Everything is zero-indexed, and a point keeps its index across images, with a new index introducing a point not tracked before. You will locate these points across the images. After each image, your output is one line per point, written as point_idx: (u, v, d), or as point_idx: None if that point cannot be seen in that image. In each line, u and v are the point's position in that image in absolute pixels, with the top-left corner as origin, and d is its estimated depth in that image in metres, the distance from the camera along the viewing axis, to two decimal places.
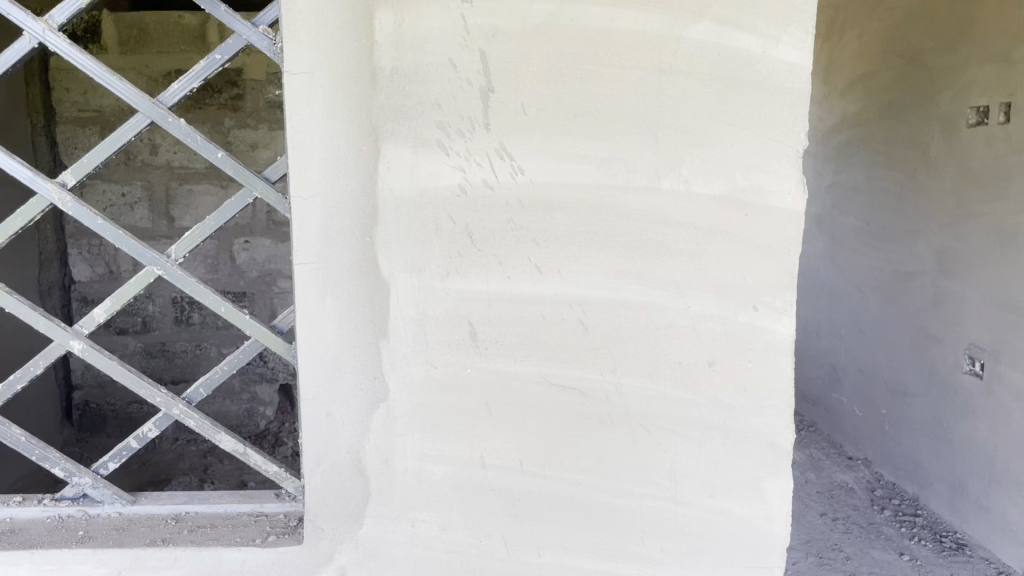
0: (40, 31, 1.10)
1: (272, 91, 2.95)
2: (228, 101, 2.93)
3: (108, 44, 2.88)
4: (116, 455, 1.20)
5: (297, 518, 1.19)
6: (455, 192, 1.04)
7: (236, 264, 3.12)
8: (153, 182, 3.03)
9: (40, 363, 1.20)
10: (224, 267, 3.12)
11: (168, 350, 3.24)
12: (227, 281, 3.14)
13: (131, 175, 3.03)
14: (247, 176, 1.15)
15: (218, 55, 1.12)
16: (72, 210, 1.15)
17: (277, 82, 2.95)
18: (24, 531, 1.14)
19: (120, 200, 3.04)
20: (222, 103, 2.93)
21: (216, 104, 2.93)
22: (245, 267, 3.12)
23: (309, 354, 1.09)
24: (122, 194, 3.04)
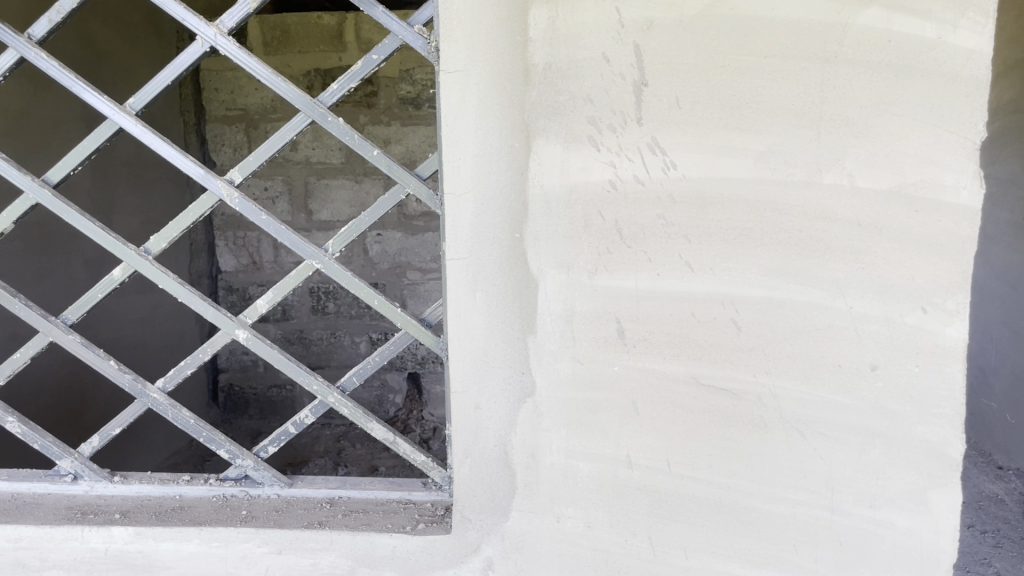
0: (213, 36, 1.15)
1: (405, 88, 3.02)
2: (364, 98, 3.03)
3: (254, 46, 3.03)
4: (275, 439, 1.25)
5: (444, 507, 1.20)
6: (605, 187, 1.03)
7: (369, 256, 3.23)
8: (292, 177, 3.18)
9: (208, 349, 1.26)
10: (358, 259, 3.23)
11: (305, 337, 3.39)
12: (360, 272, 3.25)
13: (273, 171, 3.17)
14: (400, 172, 1.17)
15: (375, 55, 1.14)
16: (239, 207, 1.21)
17: (408, 79, 3.02)
18: (192, 508, 1.20)
19: (263, 194, 3.20)
20: (358, 100, 3.04)
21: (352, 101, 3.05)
22: (378, 259, 3.23)
23: (458, 348, 1.10)
24: (265, 189, 3.20)
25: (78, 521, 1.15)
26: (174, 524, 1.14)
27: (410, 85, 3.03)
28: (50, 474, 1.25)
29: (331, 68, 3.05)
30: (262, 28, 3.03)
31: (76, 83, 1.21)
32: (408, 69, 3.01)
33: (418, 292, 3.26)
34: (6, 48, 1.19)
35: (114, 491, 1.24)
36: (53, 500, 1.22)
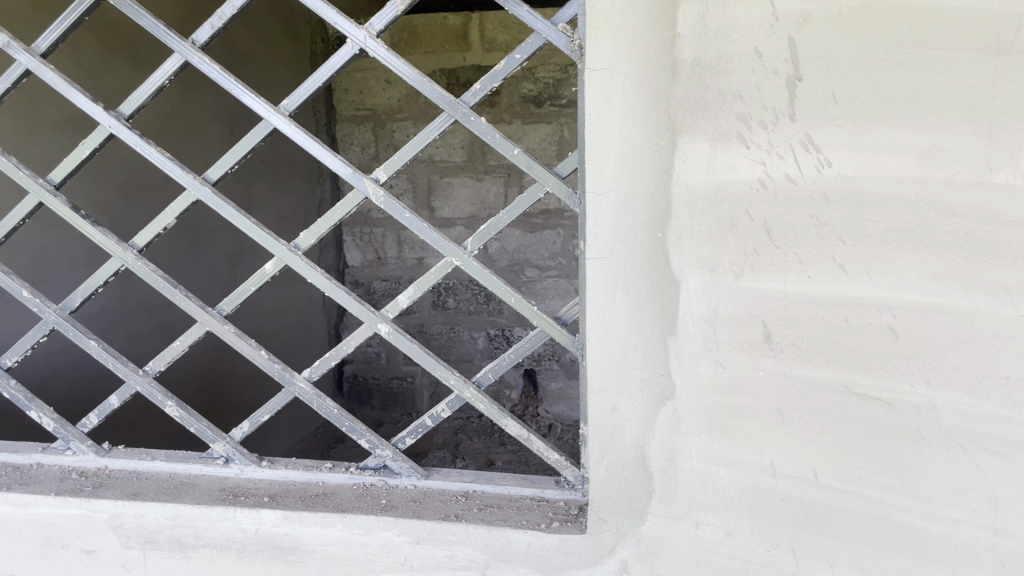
0: (363, 39, 1.18)
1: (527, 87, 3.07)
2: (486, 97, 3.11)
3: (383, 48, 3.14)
4: (413, 432, 1.28)
5: (577, 507, 1.20)
6: (754, 186, 1.00)
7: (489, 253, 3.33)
8: (417, 175, 3.29)
9: (351, 342, 1.30)
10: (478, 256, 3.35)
11: (426, 332, 3.50)
12: None
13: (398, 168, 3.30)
14: (539, 171, 1.16)
15: (518, 54, 1.14)
16: (384, 204, 1.24)
17: (530, 78, 3.06)
18: (335, 495, 1.24)
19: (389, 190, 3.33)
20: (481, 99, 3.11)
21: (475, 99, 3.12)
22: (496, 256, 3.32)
23: (597, 348, 1.10)
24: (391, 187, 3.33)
25: (230, 503, 1.21)
26: (319, 510, 1.18)
27: (531, 83, 3.07)
28: (203, 456, 1.32)
29: (454, 68, 3.11)
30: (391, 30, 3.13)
31: (234, 86, 1.25)
32: (529, 67, 3.05)
33: (534, 290, 3.34)
34: (171, 53, 1.24)
35: (261, 475, 1.29)
36: (207, 482, 1.28)
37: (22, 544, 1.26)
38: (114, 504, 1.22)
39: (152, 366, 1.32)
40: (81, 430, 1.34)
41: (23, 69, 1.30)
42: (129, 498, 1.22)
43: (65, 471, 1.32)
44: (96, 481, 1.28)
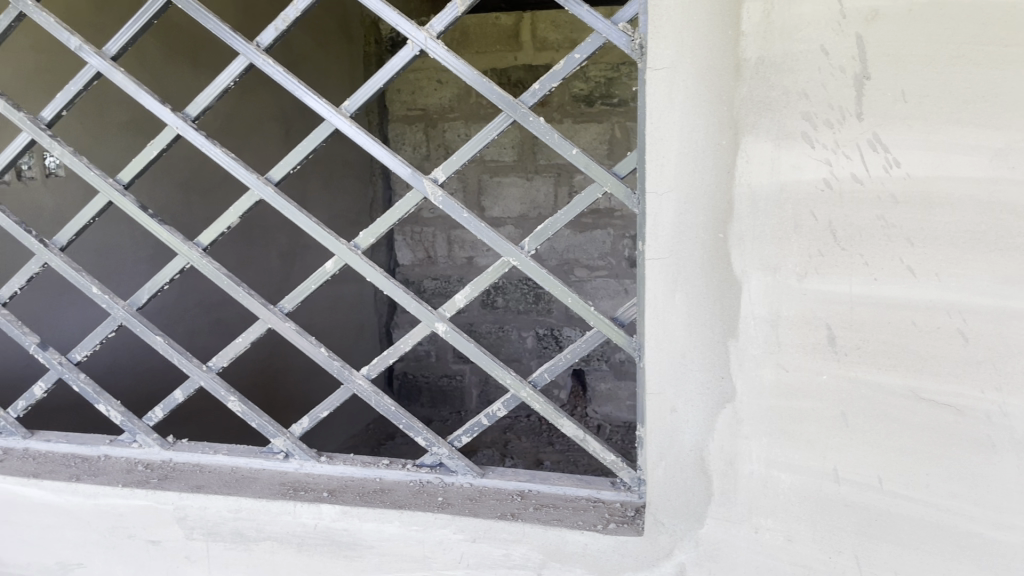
0: (424, 40, 1.19)
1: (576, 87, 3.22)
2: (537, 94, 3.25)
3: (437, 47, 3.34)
4: (469, 430, 1.28)
5: (634, 508, 1.19)
6: (819, 186, 0.98)
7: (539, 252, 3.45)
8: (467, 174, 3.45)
9: (409, 341, 1.31)
10: None
11: (476, 330, 3.64)
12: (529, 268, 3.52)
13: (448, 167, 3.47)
14: (597, 171, 1.15)
15: (578, 54, 1.14)
16: (443, 205, 1.24)
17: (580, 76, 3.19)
18: (392, 491, 1.25)
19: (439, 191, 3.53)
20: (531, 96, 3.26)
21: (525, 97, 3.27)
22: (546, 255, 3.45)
23: (655, 349, 1.09)
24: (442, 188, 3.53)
25: (290, 497, 1.23)
26: (377, 506, 1.20)
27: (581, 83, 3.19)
28: (264, 451, 1.34)
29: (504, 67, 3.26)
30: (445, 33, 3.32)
31: (296, 87, 1.27)
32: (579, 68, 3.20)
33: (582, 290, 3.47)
34: (236, 56, 1.26)
35: (321, 470, 1.31)
36: (267, 476, 1.31)
37: (90, 534, 1.29)
38: (179, 496, 1.25)
39: (216, 362, 1.35)
40: (146, 423, 1.37)
41: (94, 71, 1.32)
42: (192, 490, 1.25)
43: (132, 463, 1.36)
44: (161, 473, 1.31)
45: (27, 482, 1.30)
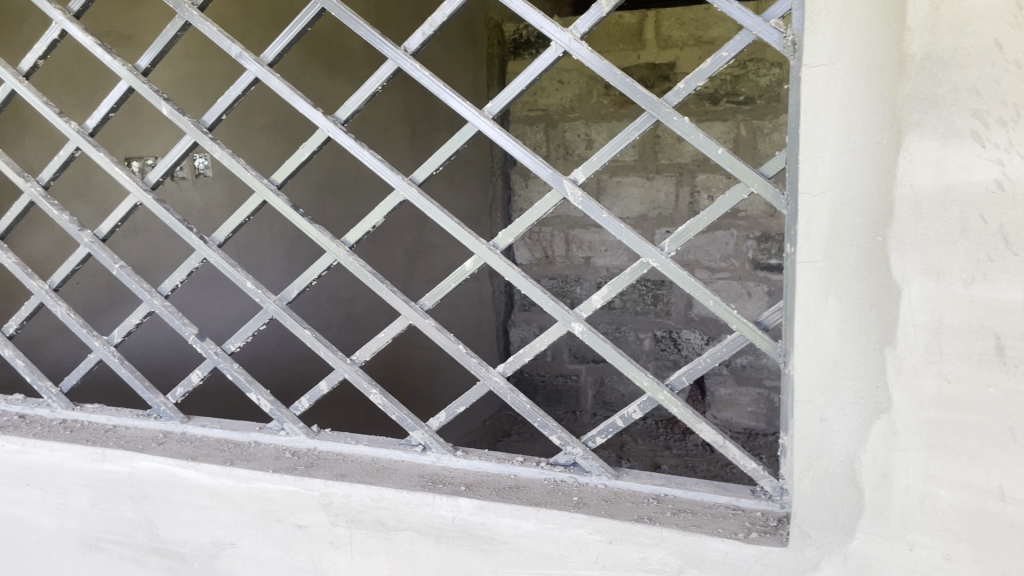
0: (567, 41, 1.18)
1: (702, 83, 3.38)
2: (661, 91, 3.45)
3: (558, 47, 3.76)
4: (603, 431, 1.28)
5: (776, 519, 1.16)
6: (988, 188, 0.92)
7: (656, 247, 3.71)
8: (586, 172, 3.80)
9: (544, 340, 1.31)
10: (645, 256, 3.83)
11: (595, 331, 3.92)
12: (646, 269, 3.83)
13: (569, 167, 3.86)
14: (744, 171, 1.12)
15: (725, 52, 1.11)
16: (582, 205, 1.23)
17: None
18: (528, 488, 1.26)
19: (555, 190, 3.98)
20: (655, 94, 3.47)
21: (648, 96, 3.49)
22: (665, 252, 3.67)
23: (805, 355, 1.06)
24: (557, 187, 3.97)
25: (429, 489, 1.26)
26: (514, 502, 1.21)
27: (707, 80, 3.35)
28: (403, 443, 1.39)
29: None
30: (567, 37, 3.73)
31: (442, 91, 1.30)
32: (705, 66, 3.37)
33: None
34: (385, 60, 1.30)
35: (457, 465, 1.34)
36: (406, 468, 1.35)
37: (242, 516, 1.37)
38: (325, 483, 1.31)
39: (359, 356, 1.41)
40: (293, 412, 1.45)
41: (252, 77, 1.38)
42: (337, 478, 1.31)
43: (280, 450, 1.43)
44: (307, 461, 1.38)
45: (186, 464, 1.38)
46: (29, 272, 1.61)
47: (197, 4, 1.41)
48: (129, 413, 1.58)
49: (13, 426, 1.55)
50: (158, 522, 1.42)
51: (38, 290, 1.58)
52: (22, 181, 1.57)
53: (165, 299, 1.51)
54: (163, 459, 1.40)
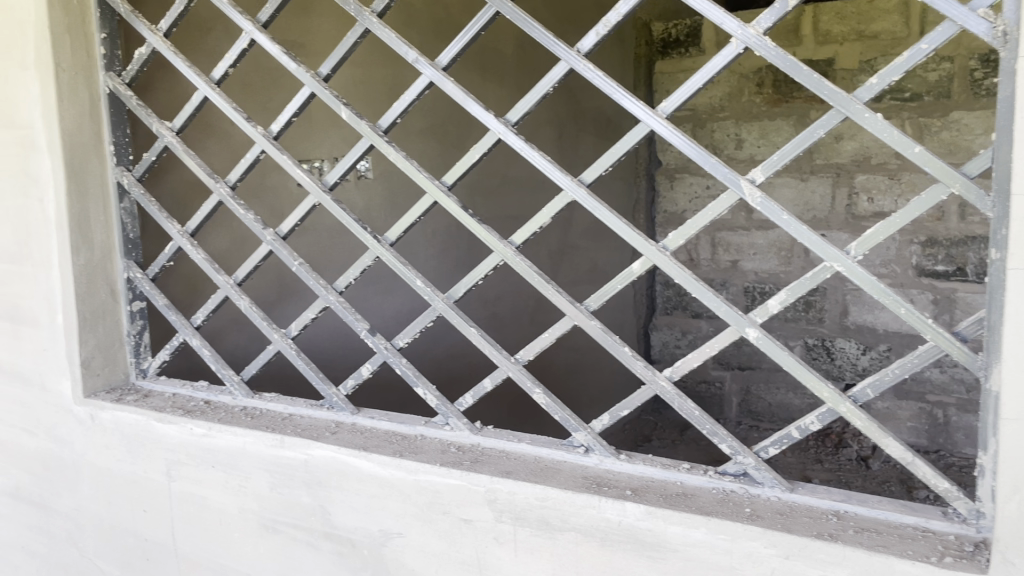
0: (750, 37, 1.14)
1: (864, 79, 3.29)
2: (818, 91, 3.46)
3: (708, 45, 3.90)
4: (777, 442, 1.23)
5: (973, 544, 1.08)
6: None
7: (809, 257, 3.69)
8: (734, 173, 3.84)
9: (714, 346, 1.26)
10: (797, 260, 3.72)
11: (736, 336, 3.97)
12: (799, 272, 3.74)
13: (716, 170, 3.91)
14: (944, 171, 1.05)
15: (925, 44, 1.04)
16: (761, 206, 1.19)
17: (866, 70, 3.28)
18: (697, 497, 1.23)
19: (704, 190, 4.01)
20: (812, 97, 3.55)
21: (806, 98, 3.58)
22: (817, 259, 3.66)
23: (1013, 369, 0.98)
24: (705, 187, 4.00)
25: (595, 491, 1.26)
26: (684, 510, 1.19)
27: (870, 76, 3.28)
28: (566, 444, 1.39)
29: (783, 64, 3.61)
30: (714, 30, 3.86)
31: (615, 91, 1.27)
32: (869, 61, 3.27)
33: (860, 298, 3.45)
34: (558, 61, 1.30)
35: (621, 468, 1.33)
36: (570, 469, 1.35)
37: (410, 507, 1.41)
38: (490, 479, 1.32)
39: (523, 355, 1.43)
40: (458, 408, 1.48)
41: (427, 81, 1.42)
42: (502, 475, 1.32)
43: (445, 444, 1.47)
44: (472, 457, 1.40)
45: (359, 454, 1.44)
46: (216, 267, 1.71)
47: (377, 12, 1.46)
48: (304, 403, 1.66)
49: (200, 412, 1.66)
50: (331, 508, 1.49)
51: (224, 284, 1.69)
52: (212, 182, 1.67)
53: (339, 295, 1.59)
54: (337, 448, 1.46)
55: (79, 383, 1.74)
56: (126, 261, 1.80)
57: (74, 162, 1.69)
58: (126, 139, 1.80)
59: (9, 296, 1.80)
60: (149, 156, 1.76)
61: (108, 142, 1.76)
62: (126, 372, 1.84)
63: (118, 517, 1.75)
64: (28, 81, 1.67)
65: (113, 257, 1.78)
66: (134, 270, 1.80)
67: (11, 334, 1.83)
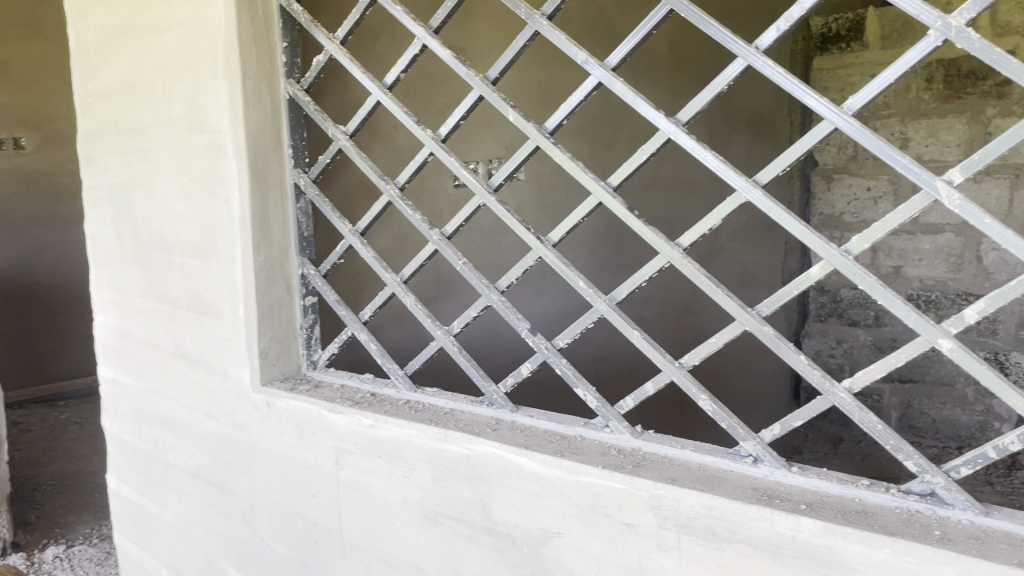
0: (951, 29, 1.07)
1: None
2: (993, 88, 3.35)
3: (872, 39, 3.77)
4: (970, 461, 1.15)
5: None
6: None
7: (983, 264, 3.49)
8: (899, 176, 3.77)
9: (899, 357, 1.19)
10: (969, 266, 3.53)
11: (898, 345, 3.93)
12: (971, 280, 3.54)
13: (877, 171, 3.83)
14: None
15: None
16: (958, 209, 1.11)
17: None
18: (878, 515, 1.17)
19: (864, 193, 3.89)
20: (987, 91, 3.37)
21: (980, 92, 3.39)
22: (993, 267, 3.48)
23: None
24: (866, 189, 3.89)
25: (766, 504, 1.21)
26: (865, 529, 1.13)
27: None
28: (733, 453, 1.35)
29: (954, 58, 3.45)
30: (880, 22, 3.74)
31: (797, 88, 1.21)
32: None
33: None
34: (735, 59, 1.26)
35: (793, 480, 1.28)
36: (738, 478, 1.31)
37: (571, 507, 1.41)
38: (655, 485, 1.31)
39: (688, 360, 1.40)
40: (618, 411, 1.47)
41: (596, 81, 1.40)
42: (667, 481, 1.30)
43: (605, 446, 1.46)
44: (634, 460, 1.39)
45: (520, 452, 1.46)
46: (383, 265, 1.78)
47: (547, 14, 1.46)
48: (465, 399, 1.70)
49: (367, 403, 1.73)
50: (491, 504, 1.51)
51: (391, 281, 1.75)
52: (382, 183, 1.73)
53: (501, 294, 1.60)
54: (498, 445, 1.49)
55: (257, 372, 1.85)
56: (301, 258, 1.90)
57: (257, 163, 1.79)
58: (303, 143, 1.90)
59: (197, 289, 1.94)
60: (324, 158, 1.84)
61: (287, 145, 1.86)
62: (298, 363, 1.94)
63: (289, 499, 1.85)
64: (218, 88, 1.79)
65: (289, 254, 1.89)
66: (308, 266, 1.90)
67: (197, 324, 1.96)
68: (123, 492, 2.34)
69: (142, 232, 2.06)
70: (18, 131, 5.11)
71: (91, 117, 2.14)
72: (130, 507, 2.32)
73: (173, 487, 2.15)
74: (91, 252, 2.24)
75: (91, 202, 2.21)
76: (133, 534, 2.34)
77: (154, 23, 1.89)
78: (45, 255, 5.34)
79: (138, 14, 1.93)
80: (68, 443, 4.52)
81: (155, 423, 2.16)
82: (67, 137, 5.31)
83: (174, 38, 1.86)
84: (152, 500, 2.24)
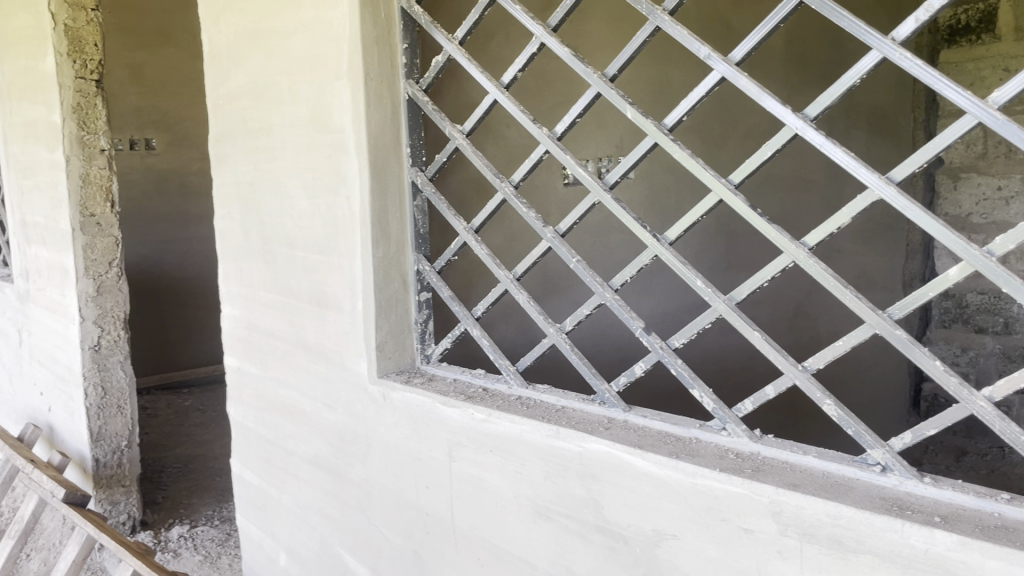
0: None
1: None
2: None
3: (1005, 33, 3.97)
4: None
5: None
6: None
7: None
8: None
9: None
10: None
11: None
12: None
13: (1010, 169, 4.01)
14: None
15: None
16: None
17: None
18: (1021, 532, 1.10)
19: (996, 193, 4.06)
20: None
21: None
22: None
23: None
24: (997, 189, 4.06)
25: (896, 514, 1.16)
26: (1006, 545, 1.06)
27: None
28: (859, 460, 1.30)
29: None
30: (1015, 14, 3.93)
31: (937, 81, 1.15)
32: None
33: None
34: (869, 51, 1.21)
35: (925, 491, 1.22)
36: (864, 487, 1.26)
37: (687, 510, 1.39)
38: (776, 491, 1.27)
39: (812, 363, 1.35)
40: (736, 414, 1.44)
41: (719, 77, 1.37)
42: (789, 488, 1.26)
43: (723, 449, 1.43)
44: (753, 465, 1.36)
45: (635, 452, 1.44)
46: (497, 262, 1.79)
47: (668, 9, 1.43)
48: (577, 397, 1.69)
49: (480, 398, 1.75)
50: (604, 503, 1.51)
51: (504, 278, 1.76)
52: (497, 180, 1.75)
53: (615, 293, 1.59)
54: (612, 444, 1.48)
55: (373, 364, 1.90)
56: (417, 254, 1.94)
57: (377, 161, 1.84)
58: (420, 142, 1.94)
59: (319, 283, 2.01)
60: (440, 156, 1.87)
61: (405, 144, 1.90)
62: (412, 357, 1.98)
63: (402, 489, 1.89)
64: (342, 89, 1.84)
65: (405, 251, 1.93)
66: (423, 263, 1.94)
67: (318, 317, 2.04)
68: (245, 475, 2.45)
69: (268, 228, 2.15)
70: (149, 132, 5.41)
71: (222, 119, 2.25)
72: (251, 491, 2.44)
73: (292, 473, 2.24)
74: (220, 247, 2.36)
75: (221, 199, 2.32)
76: (254, 516, 2.45)
77: (283, 28, 1.97)
78: (171, 250, 5.64)
79: (268, 20, 2.01)
80: (190, 429, 4.77)
81: (276, 412, 2.26)
82: (194, 139, 5.61)
83: (301, 42, 1.93)
84: (271, 484, 2.34)
